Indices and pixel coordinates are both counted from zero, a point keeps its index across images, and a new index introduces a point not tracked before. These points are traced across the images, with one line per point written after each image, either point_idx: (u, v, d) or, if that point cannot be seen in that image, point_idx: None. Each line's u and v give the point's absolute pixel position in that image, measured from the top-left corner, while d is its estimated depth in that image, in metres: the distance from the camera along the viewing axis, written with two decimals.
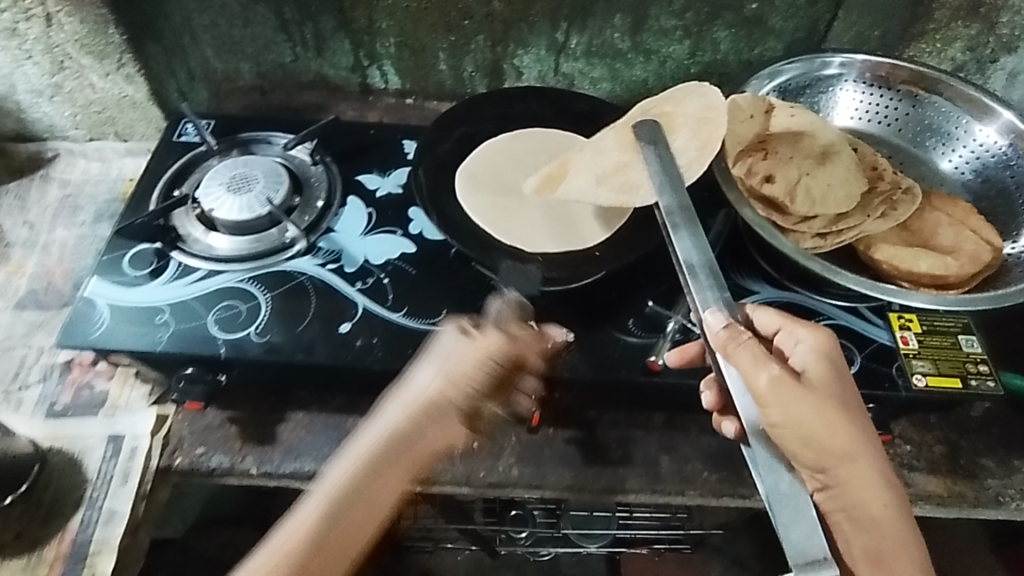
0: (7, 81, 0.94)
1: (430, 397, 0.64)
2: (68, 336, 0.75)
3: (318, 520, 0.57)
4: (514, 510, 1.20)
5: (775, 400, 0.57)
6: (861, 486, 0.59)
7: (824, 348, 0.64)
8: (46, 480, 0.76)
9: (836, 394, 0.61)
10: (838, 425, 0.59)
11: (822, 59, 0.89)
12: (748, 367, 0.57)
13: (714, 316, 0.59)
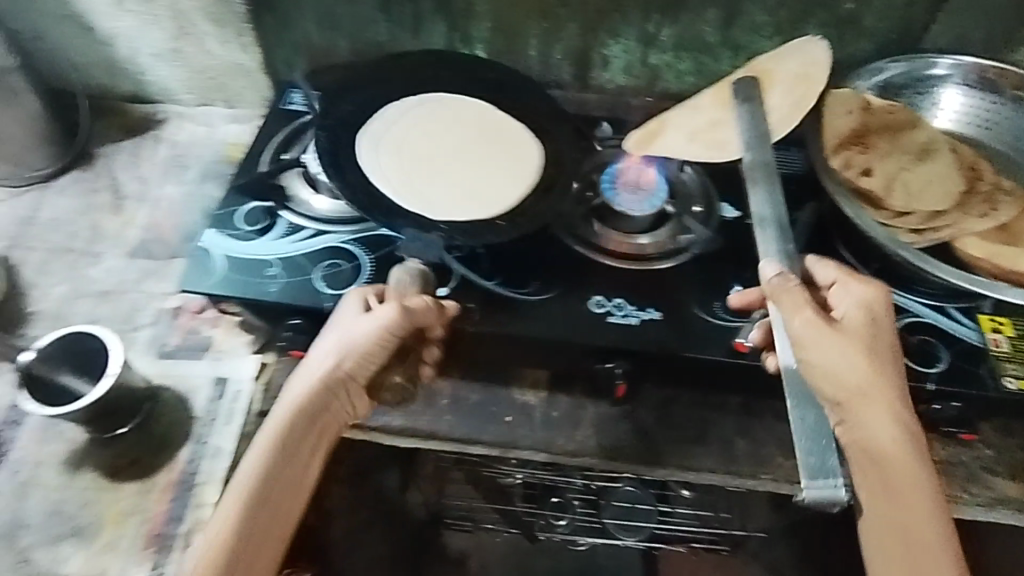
0: (133, 45, 1.01)
1: (341, 360, 0.69)
2: (189, 280, 0.81)
3: (260, 473, 0.65)
4: (553, 496, 1.19)
5: (809, 338, 0.62)
6: (880, 427, 0.62)
7: (870, 301, 0.67)
8: (156, 415, 0.81)
9: (875, 344, 0.64)
10: (868, 372, 0.62)
11: (927, 59, 0.89)
12: (792, 307, 0.63)
13: (770, 265, 0.66)
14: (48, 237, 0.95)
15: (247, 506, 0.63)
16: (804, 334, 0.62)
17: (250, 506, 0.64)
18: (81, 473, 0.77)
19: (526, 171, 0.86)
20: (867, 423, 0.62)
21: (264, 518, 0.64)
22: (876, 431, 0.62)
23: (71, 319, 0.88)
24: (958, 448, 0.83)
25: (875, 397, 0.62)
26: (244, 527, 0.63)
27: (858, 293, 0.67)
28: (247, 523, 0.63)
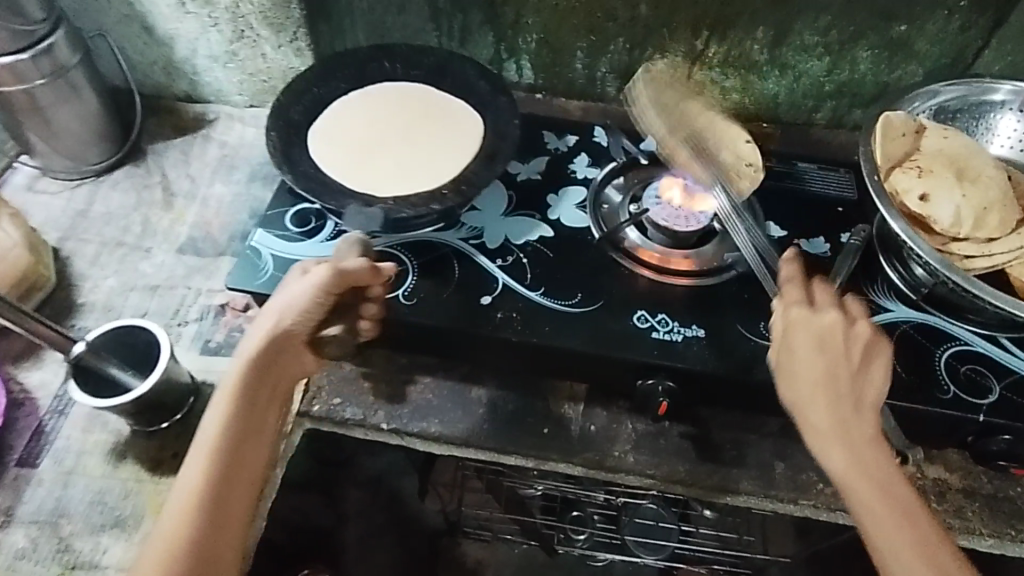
0: (191, 46, 1.02)
1: (279, 326, 0.64)
2: (238, 279, 0.82)
3: (213, 445, 0.60)
4: (574, 511, 1.24)
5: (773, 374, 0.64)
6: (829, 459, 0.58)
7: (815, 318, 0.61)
8: (200, 410, 0.82)
9: (813, 364, 0.60)
10: (811, 394, 0.60)
11: (985, 84, 0.88)
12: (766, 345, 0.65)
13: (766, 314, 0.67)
14: (99, 230, 0.97)
15: (204, 486, 0.58)
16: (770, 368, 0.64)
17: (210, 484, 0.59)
18: (124, 464, 0.78)
19: (457, 135, 0.91)
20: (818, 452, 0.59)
21: (219, 499, 0.59)
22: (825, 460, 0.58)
23: (119, 311, 0.90)
24: (1003, 482, 0.81)
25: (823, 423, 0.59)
26: (202, 508, 0.58)
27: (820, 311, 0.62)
28: (200, 503, 0.58)
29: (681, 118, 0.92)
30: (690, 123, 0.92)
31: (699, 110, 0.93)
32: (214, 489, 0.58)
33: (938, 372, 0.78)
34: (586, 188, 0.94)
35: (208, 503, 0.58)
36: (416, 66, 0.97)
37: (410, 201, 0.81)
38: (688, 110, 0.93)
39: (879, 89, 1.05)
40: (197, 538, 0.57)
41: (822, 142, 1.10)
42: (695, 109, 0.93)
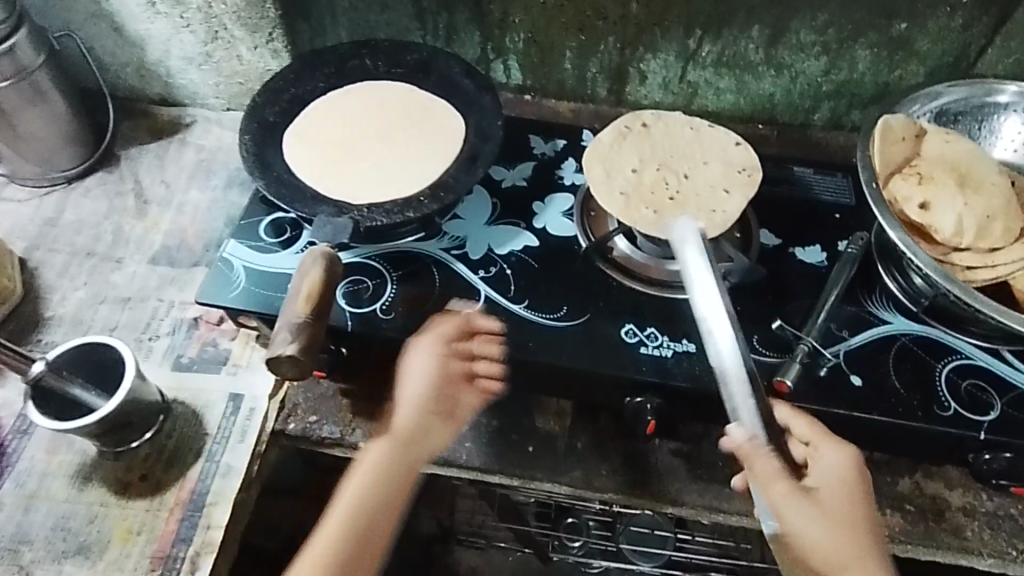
0: (164, 47, 0.99)
1: (421, 405, 0.72)
2: (208, 293, 0.79)
3: (351, 510, 0.68)
4: (568, 518, 1.20)
5: (791, 508, 0.65)
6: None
7: (844, 469, 0.68)
8: (169, 429, 0.79)
9: (843, 513, 0.66)
10: (844, 539, 0.65)
11: (990, 86, 0.84)
12: (766, 481, 0.65)
13: (738, 430, 0.67)
14: (70, 240, 0.94)
15: (347, 539, 0.66)
16: (784, 503, 0.65)
17: (343, 539, 0.66)
18: (89, 487, 0.75)
19: (441, 141, 0.87)
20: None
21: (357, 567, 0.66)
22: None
23: (88, 325, 0.86)
24: (1004, 499, 0.77)
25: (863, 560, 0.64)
26: None
27: (834, 460, 0.69)
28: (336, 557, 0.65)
29: (667, 129, 0.88)
30: (676, 134, 0.87)
31: (684, 120, 0.88)
32: (353, 544, 0.66)
33: (939, 388, 0.75)
34: (573, 194, 0.90)
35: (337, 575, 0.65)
36: (397, 67, 0.93)
37: (385, 207, 0.78)
38: (673, 120, 0.88)
39: (879, 89, 1.02)
40: None
41: (820, 145, 1.06)
42: (679, 119, 0.89)
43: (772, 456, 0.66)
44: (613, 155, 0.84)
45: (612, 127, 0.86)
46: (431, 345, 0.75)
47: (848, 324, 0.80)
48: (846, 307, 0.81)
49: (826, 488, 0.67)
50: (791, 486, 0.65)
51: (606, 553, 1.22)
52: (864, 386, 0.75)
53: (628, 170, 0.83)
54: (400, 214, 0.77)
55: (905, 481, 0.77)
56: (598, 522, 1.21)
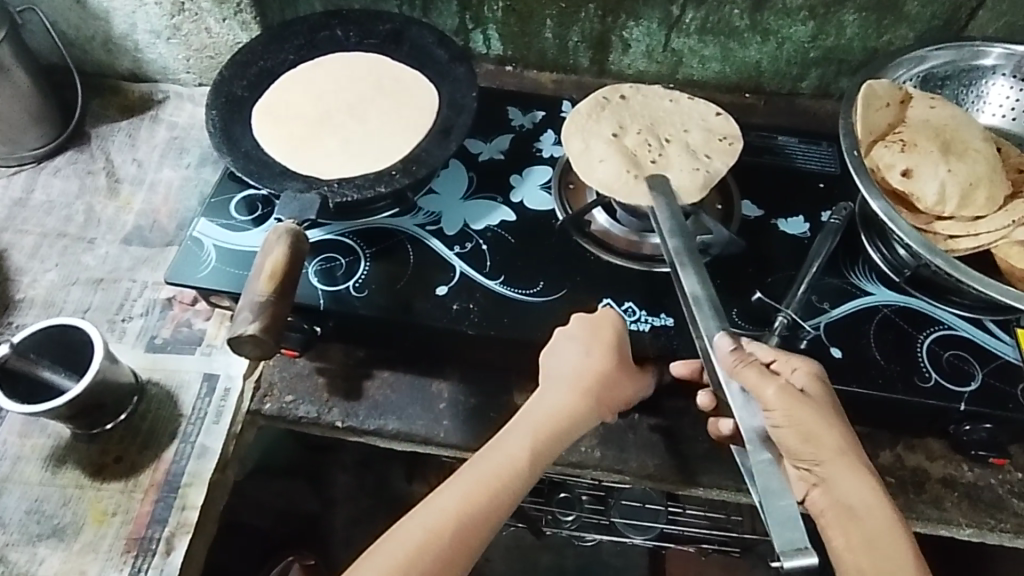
0: (130, 20, 0.96)
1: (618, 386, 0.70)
2: (178, 273, 0.77)
3: (516, 462, 0.65)
4: (561, 493, 1.16)
5: (782, 407, 0.58)
6: (856, 486, 0.58)
7: (817, 372, 0.64)
8: (144, 411, 0.78)
9: (829, 411, 0.61)
10: (837, 436, 0.60)
11: (976, 48, 0.82)
12: (754, 383, 0.58)
13: (722, 338, 0.60)
14: (40, 220, 0.92)
15: (483, 509, 0.62)
16: (774, 401, 0.58)
17: (494, 498, 0.63)
18: (63, 470, 0.74)
19: (414, 115, 0.85)
20: (842, 480, 0.58)
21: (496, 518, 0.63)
22: (846, 488, 0.58)
23: (61, 307, 0.85)
24: (985, 469, 0.76)
25: (855, 458, 0.59)
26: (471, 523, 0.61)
27: (802, 362, 0.64)
28: (467, 528, 0.61)
29: (646, 99, 0.85)
30: (655, 105, 0.84)
31: (662, 92, 0.86)
32: (496, 512, 0.63)
33: (920, 359, 0.74)
34: (552, 167, 0.88)
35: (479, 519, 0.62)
36: (370, 38, 0.91)
37: (356, 182, 0.76)
38: (651, 93, 0.86)
39: (868, 55, 0.99)
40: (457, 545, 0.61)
41: (808, 113, 1.04)
42: (658, 92, 0.86)
43: (753, 360, 0.59)
44: (591, 125, 0.82)
45: (592, 97, 0.84)
46: (616, 326, 0.72)
47: (830, 295, 0.78)
48: (828, 278, 0.80)
49: (815, 392, 0.62)
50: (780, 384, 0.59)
51: (600, 526, 1.21)
52: (844, 358, 0.74)
53: (605, 138, 0.80)
54: (371, 188, 0.75)
55: (886, 453, 0.77)
56: (591, 495, 1.18)
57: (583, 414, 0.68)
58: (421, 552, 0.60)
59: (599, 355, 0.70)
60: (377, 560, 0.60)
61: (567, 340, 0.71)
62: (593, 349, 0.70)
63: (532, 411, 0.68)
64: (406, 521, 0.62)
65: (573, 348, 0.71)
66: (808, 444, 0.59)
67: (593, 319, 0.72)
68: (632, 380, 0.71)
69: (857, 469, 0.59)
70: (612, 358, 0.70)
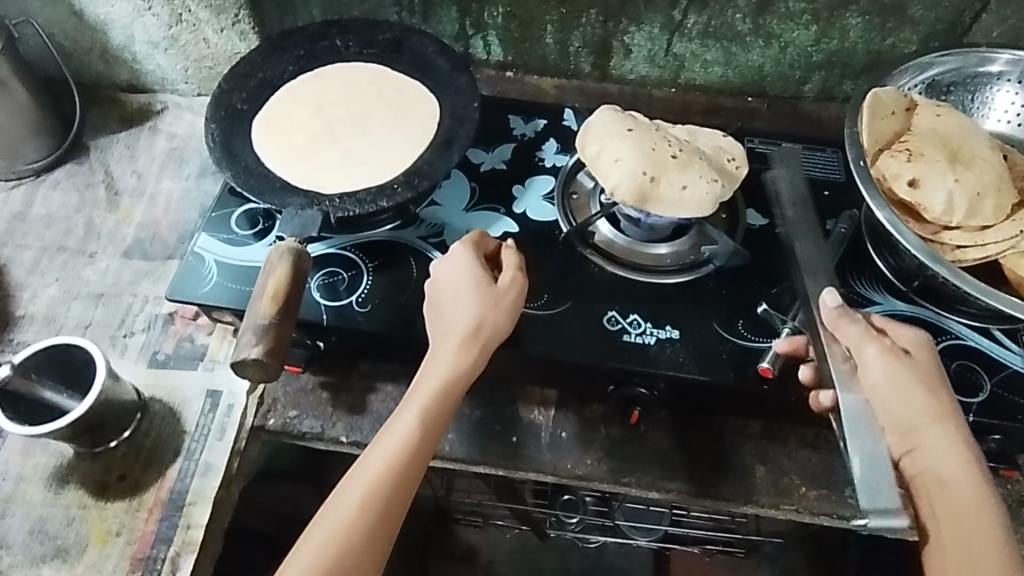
0: (127, 31, 0.95)
1: (484, 322, 0.66)
2: (178, 289, 0.77)
3: (406, 435, 0.62)
4: (566, 495, 1.12)
5: (885, 367, 0.63)
6: (947, 449, 0.61)
7: (924, 344, 0.67)
8: (147, 428, 0.77)
9: (933, 379, 0.64)
10: (937, 399, 0.63)
11: (983, 54, 0.81)
12: (856, 342, 0.65)
13: (830, 296, 0.67)
14: (40, 235, 0.91)
15: (398, 477, 0.61)
16: (875, 358, 0.64)
17: (396, 471, 0.61)
18: (67, 489, 0.74)
19: (416, 128, 0.84)
20: (933, 445, 0.62)
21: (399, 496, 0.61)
22: (939, 453, 0.61)
23: (62, 323, 0.85)
24: (994, 479, 0.75)
25: (948, 419, 0.62)
26: (377, 509, 0.60)
27: (912, 332, 0.67)
28: (385, 501, 0.60)
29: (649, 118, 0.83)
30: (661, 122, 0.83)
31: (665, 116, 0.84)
32: (404, 480, 0.61)
33: None
34: (554, 176, 0.88)
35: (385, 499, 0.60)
36: (370, 48, 0.90)
37: (357, 196, 0.75)
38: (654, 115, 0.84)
39: (872, 58, 0.98)
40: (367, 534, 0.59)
41: (811, 116, 1.03)
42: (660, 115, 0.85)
43: (857, 320, 0.66)
44: (606, 128, 0.79)
45: (606, 109, 0.82)
46: (479, 266, 0.70)
47: None
48: (834, 289, 0.79)
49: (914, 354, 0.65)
50: (885, 345, 0.64)
51: (604, 527, 1.20)
52: None
53: (623, 142, 0.77)
54: (373, 203, 0.74)
55: None
56: (595, 497, 1.14)
57: (466, 365, 0.65)
58: (348, 531, 0.59)
59: (476, 298, 0.67)
60: (304, 551, 0.59)
61: (445, 285, 0.70)
62: (467, 291, 0.68)
63: (426, 371, 0.66)
64: (320, 519, 0.60)
65: (453, 299, 0.69)
66: (899, 413, 0.62)
67: (459, 262, 0.71)
68: (506, 310, 0.67)
69: (949, 429, 0.62)
70: (487, 300, 0.67)
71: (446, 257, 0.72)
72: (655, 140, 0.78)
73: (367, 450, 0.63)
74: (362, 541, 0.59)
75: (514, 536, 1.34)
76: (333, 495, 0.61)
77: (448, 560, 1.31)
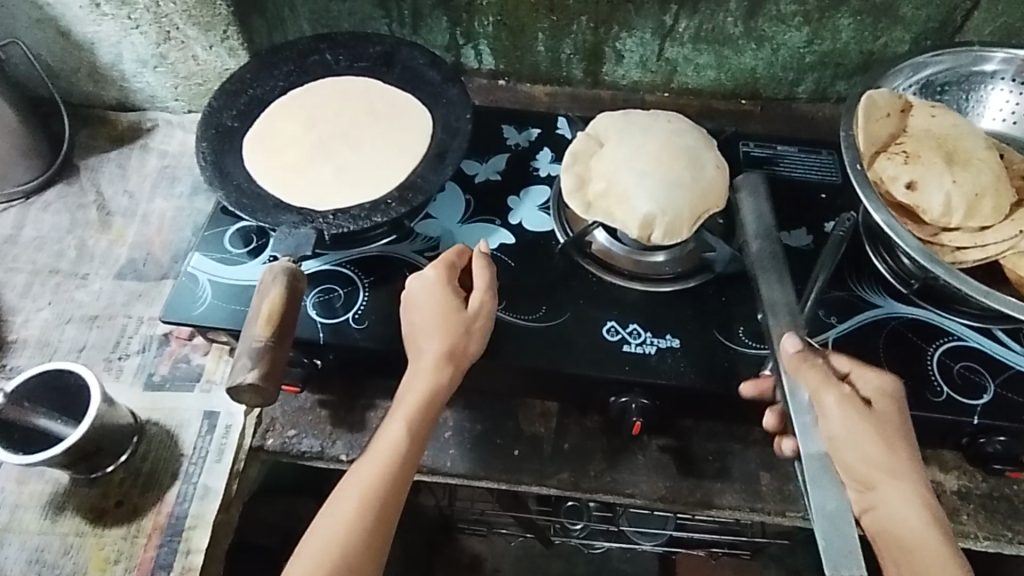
0: (115, 50, 0.94)
1: (467, 347, 0.66)
2: (173, 311, 0.76)
3: (394, 443, 0.63)
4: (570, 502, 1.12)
5: (840, 417, 0.58)
6: (904, 508, 0.57)
7: (891, 389, 0.62)
8: (144, 452, 0.77)
9: (889, 428, 0.59)
10: (899, 456, 0.59)
11: (976, 53, 0.81)
12: (815, 386, 0.59)
13: (788, 338, 0.61)
14: (31, 257, 0.90)
15: (391, 482, 0.61)
16: (832, 408, 0.59)
17: (390, 477, 0.62)
18: (64, 516, 0.73)
19: (410, 142, 0.84)
20: (893, 504, 0.58)
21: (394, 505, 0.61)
22: (899, 514, 0.57)
23: (55, 346, 0.84)
24: (1000, 479, 0.75)
25: (907, 476, 0.58)
26: (370, 516, 0.60)
27: (876, 374, 0.62)
28: (380, 508, 0.61)
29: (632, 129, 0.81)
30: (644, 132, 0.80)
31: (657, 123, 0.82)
32: (396, 487, 0.62)
33: (931, 371, 0.73)
34: (549, 186, 0.87)
35: (376, 508, 0.60)
36: (360, 61, 0.90)
37: (352, 212, 0.75)
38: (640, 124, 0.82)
39: (865, 58, 0.98)
40: (364, 541, 0.59)
41: (805, 118, 1.03)
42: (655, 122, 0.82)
43: (816, 362, 0.60)
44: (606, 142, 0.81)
45: (619, 114, 0.84)
46: (450, 284, 0.69)
47: (836, 310, 0.77)
48: (834, 292, 0.79)
49: (881, 405, 0.61)
50: (846, 396, 0.59)
51: (609, 533, 1.20)
52: None
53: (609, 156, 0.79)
54: (367, 218, 0.74)
55: None
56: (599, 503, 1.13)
57: (445, 380, 0.65)
58: (346, 537, 0.59)
59: (447, 316, 0.67)
60: (303, 559, 0.59)
61: (411, 299, 0.69)
62: (440, 305, 0.68)
63: (406, 385, 0.66)
64: (314, 529, 0.61)
65: (423, 319, 0.67)
66: (860, 465, 0.58)
67: (433, 278, 0.70)
68: (477, 327, 0.67)
69: (910, 486, 0.58)
70: (457, 328, 0.66)
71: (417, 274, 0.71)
72: (638, 150, 0.78)
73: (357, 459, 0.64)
74: (360, 543, 0.59)
75: (519, 544, 1.33)
76: (327, 501, 0.62)
77: (453, 570, 1.30)
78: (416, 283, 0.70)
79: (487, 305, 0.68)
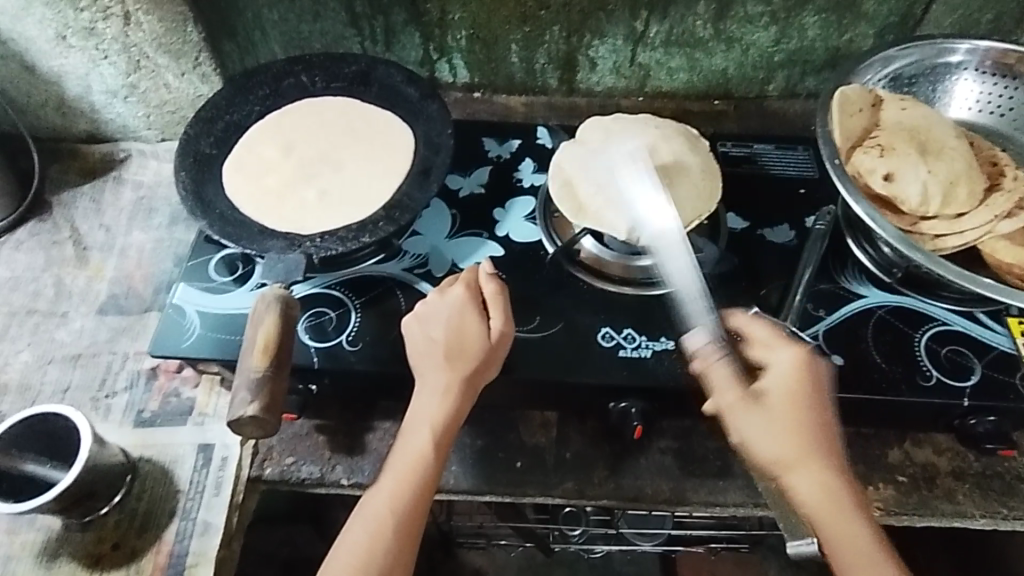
0: (83, 82, 0.92)
1: (478, 376, 0.67)
2: (161, 345, 0.74)
3: (413, 467, 0.63)
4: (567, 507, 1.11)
5: (735, 413, 0.62)
6: (812, 492, 0.59)
7: (802, 368, 0.63)
8: (139, 491, 0.75)
9: (805, 415, 0.61)
10: (793, 443, 0.60)
11: (941, 45, 0.83)
12: (717, 385, 0.64)
13: (694, 335, 0.69)
14: (6, 298, 0.87)
15: (410, 504, 0.62)
16: (733, 408, 0.62)
17: (411, 504, 0.62)
18: (59, 564, 0.71)
19: (393, 161, 0.83)
20: (802, 486, 0.60)
21: (414, 529, 0.62)
22: (807, 497, 0.59)
23: (38, 390, 0.81)
24: (991, 458, 0.77)
25: (812, 460, 0.60)
26: (388, 544, 0.61)
27: (790, 357, 0.64)
28: (399, 531, 0.61)
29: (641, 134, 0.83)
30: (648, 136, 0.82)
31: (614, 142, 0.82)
32: (416, 513, 0.62)
33: (920, 357, 0.75)
34: (534, 197, 0.87)
35: (395, 533, 0.61)
36: (337, 82, 0.89)
37: (339, 234, 0.74)
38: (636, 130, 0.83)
39: (832, 54, 1.00)
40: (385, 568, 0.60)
41: (779, 115, 1.05)
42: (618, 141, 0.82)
43: (716, 355, 0.66)
44: (611, 126, 0.82)
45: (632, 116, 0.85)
46: (471, 307, 0.70)
47: (825, 302, 0.79)
48: (820, 285, 0.80)
49: (778, 389, 0.63)
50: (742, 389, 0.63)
51: (609, 536, 1.20)
52: (846, 364, 0.74)
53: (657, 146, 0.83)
54: (355, 240, 0.73)
55: (895, 452, 0.77)
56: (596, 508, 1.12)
57: (460, 406, 0.66)
58: (367, 561, 0.60)
59: (465, 340, 0.68)
60: None
61: (430, 315, 0.70)
62: (458, 327, 0.69)
63: (416, 409, 0.66)
64: (335, 552, 0.61)
65: (434, 336, 0.69)
66: (764, 460, 0.61)
67: (449, 300, 0.71)
68: (491, 353, 0.67)
69: (815, 466, 0.60)
70: (476, 353, 0.67)
71: (439, 291, 0.72)
72: (629, 156, 0.78)
73: (376, 481, 0.64)
74: (381, 566, 0.60)
75: (519, 554, 1.32)
76: (347, 524, 0.63)
77: None
78: (434, 299, 0.71)
79: (504, 332, 0.68)
